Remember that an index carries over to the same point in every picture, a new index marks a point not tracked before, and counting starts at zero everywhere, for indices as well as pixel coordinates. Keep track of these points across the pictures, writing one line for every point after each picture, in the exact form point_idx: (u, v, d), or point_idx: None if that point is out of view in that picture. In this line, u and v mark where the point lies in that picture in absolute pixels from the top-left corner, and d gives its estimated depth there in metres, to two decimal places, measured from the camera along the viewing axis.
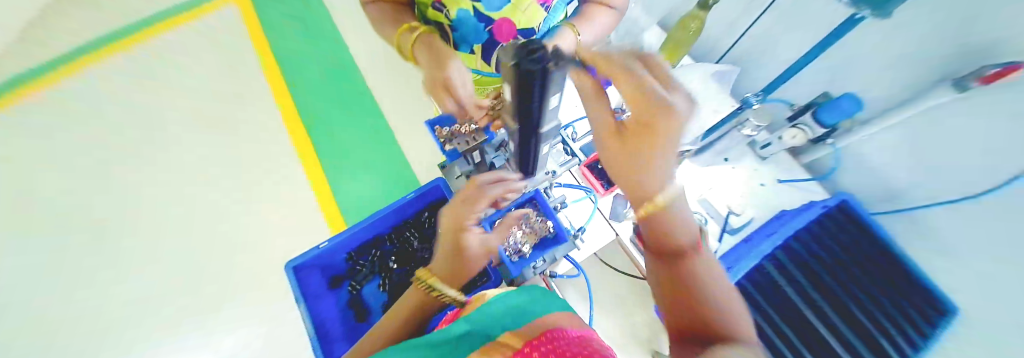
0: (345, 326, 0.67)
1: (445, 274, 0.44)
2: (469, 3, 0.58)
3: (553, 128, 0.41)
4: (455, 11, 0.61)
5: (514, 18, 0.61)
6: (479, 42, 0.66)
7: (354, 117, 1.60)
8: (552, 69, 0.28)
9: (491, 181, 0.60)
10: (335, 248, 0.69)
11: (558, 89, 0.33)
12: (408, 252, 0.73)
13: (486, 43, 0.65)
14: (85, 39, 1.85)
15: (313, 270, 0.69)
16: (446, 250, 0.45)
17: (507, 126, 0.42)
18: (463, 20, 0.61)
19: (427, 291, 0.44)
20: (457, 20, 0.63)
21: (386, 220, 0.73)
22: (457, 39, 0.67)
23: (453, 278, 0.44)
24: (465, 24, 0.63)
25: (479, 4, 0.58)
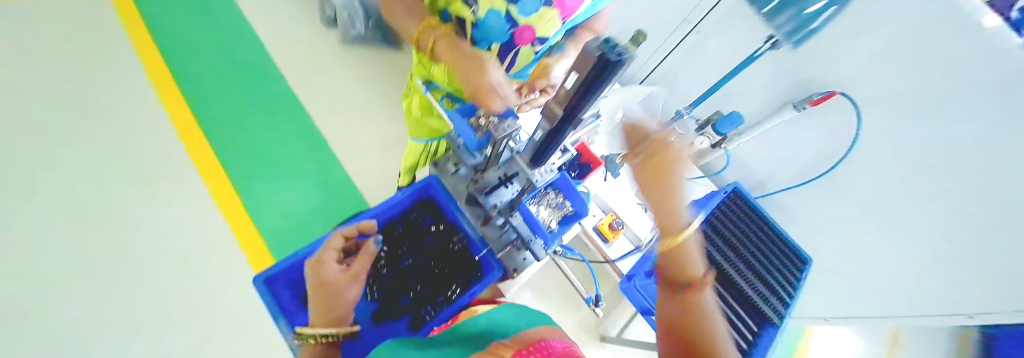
0: None
1: (327, 319, 0.50)
2: (503, 3, 0.56)
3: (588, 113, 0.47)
4: (482, 10, 0.57)
5: (535, 25, 0.60)
6: (501, 41, 0.63)
7: (286, 135, 1.51)
8: (623, 64, 0.35)
9: (500, 176, 0.62)
10: (315, 251, 0.64)
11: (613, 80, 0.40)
12: (396, 255, 0.70)
13: (499, 44, 0.63)
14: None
15: (282, 284, 0.62)
16: (316, 296, 0.51)
17: (555, 105, 0.46)
18: (488, 19, 0.58)
19: (317, 340, 0.47)
20: (480, 19, 0.59)
21: (367, 222, 0.69)
22: (473, 37, 0.63)
23: (336, 321, 0.50)
24: (491, 26, 0.59)
25: (513, 6, 0.56)
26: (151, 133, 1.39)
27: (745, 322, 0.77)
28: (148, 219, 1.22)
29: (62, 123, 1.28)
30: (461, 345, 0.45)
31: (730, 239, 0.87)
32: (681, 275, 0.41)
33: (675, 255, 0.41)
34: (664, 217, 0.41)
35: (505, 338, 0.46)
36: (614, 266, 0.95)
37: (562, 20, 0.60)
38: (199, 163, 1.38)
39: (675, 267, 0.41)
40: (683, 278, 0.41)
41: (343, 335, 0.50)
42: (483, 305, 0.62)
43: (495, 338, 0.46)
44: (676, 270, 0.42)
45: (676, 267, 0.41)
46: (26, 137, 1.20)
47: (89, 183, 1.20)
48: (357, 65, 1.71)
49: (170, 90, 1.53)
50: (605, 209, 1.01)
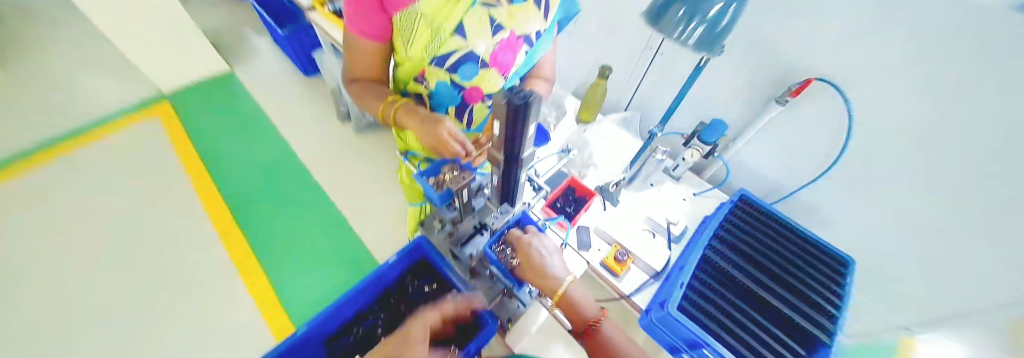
0: None
1: None
2: (447, 76, 0.72)
3: (530, 154, 0.50)
4: (434, 83, 0.74)
5: (479, 86, 0.76)
6: (454, 104, 0.80)
7: (307, 215, 1.62)
8: (530, 104, 0.39)
9: (474, 225, 0.66)
10: (314, 331, 0.67)
11: (535, 119, 0.43)
12: (394, 322, 0.72)
13: (454, 106, 0.80)
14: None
15: None
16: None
17: (497, 151, 0.49)
18: (441, 88, 0.74)
19: None
20: (435, 89, 0.76)
21: (363, 292, 0.72)
22: (432, 104, 0.81)
23: None
24: (442, 93, 0.76)
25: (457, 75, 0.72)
26: (191, 236, 1.54)
27: (791, 346, 0.67)
28: (192, 319, 1.34)
29: (130, 244, 1.52)
30: None
31: (748, 253, 0.81)
32: (580, 312, 0.60)
33: (572, 306, 0.60)
34: (550, 282, 0.59)
35: None
36: (631, 302, 0.88)
37: (500, 76, 0.76)
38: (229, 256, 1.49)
39: (577, 310, 0.60)
40: (584, 313, 0.60)
41: None
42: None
43: None
44: (578, 310, 0.60)
45: (578, 310, 0.60)
46: (109, 263, 1.46)
47: (152, 294, 1.39)
48: (370, 148, 1.91)
49: (206, 197, 1.66)
50: (610, 240, 0.96)
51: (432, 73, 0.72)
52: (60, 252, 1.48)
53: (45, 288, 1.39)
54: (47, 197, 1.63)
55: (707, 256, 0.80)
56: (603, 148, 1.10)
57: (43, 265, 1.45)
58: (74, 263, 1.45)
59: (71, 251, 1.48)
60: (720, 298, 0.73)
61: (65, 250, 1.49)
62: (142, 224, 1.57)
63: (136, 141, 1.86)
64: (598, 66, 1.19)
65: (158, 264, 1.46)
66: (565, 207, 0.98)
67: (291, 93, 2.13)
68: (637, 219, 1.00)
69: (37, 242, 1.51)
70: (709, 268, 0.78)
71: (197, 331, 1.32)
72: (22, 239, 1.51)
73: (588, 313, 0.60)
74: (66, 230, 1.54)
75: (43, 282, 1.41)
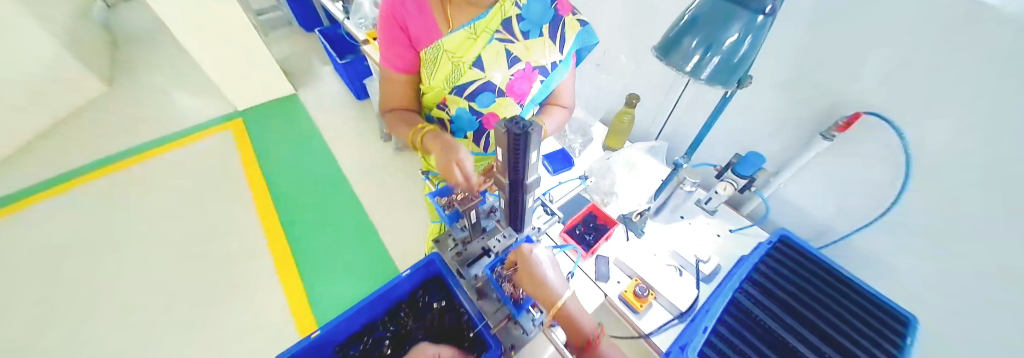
0: None
1: None
2: (466, 103, 0.79)
3: (536, 182, 0.51)
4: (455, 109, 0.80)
5: (496, 112, 0.82)
6: (472, 129, 0.86)
7: (343, 226, 1.74)
8: (530, 134, 0.40)
9: (483, 246, 0.67)
10: (327, 335, 0.70)
11: (537, 148, 0.44)
12: (401, 336, 0.74)
13: (473, 131, 0.85)
14: (93, 158, 2.12)
15: None
16: None
17: (503, 178, 0.51)
18: (460, 115, 0.81)
19: None
20: (455, 115, 0.82)
21: (376, 302, 0.75)
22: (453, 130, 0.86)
23: None
24: (462, 119, 0.82)
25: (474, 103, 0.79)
26: (244, 236, 1.72)
27: None
28: (233, 312, 1.47)
29: (195, 237, 1.73)
30: None
31: (790, 304, 0.71)
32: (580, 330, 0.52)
33: (570, 324, 0.52)
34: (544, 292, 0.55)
35: None
36: (651, 343, 0.81)
37: (517, 103, 0.81)
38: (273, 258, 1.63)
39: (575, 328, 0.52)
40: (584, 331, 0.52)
41: None
42: None
43: None
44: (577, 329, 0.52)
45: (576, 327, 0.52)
46: (176, 253, 1.67)
47: (205, 285, 1.55)
48: (406, 166, 2.04)
49: (262, 203, 1.85)
50: (631, 274, 0.90)
51: (452, 100, 0.79)
52: (141, 243, 1.71)
53: (123, 276, 1.60)
54: (139, 196, 1.92)
55: (736, 297, 0.72)
56: (631, 177, 1.02)
57: (125, 253, 1.68)
58: (149, 255, 1.67)
59: (149, 244, 1.71)
60: (747, 348, 0.65)
61: (144, 242, 1.72)
62: (206, 224, 1.78)
63: (213, 150, 2.15)
64: (625, 96, 1.19)
65: (213, 258, 1.64)
66: (586, 235, 0.96)
67: (344, 114, 2.36)
68: (661, 253, 0.95)
69: (124, 234, 1.75)
70: (742, 315, 0.70)
71: (234, 324, 1.44)
72: (114, 229, 1.77)
73: (585, 327, 0.51)
74: (148, 225, 1.79)
75: (122, 269, 1.62)
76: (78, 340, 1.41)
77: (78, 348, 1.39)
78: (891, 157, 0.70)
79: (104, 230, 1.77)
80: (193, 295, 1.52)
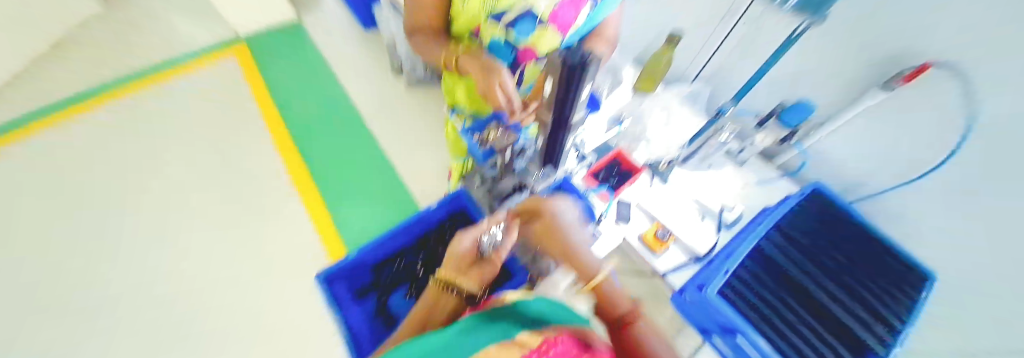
0: (373, 332, 0.70)
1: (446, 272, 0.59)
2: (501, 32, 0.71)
3: (582, 117, 0.47)
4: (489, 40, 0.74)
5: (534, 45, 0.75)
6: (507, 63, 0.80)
7: (360, 159, 1.74)
8: (589, 65, 0.35)
9: (515, 185, 0.69)
10: (364, 256, 0.75)
11: (592, 80, 0.39)
12: (433, 259, 0.79)
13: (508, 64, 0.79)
14: (101, 80, 2.07)
15: (339, 283, 0.74)
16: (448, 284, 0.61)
17: (545, 113, 0.47)
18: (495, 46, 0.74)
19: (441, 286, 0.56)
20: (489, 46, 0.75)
21: (408, 229, 0.79)
22: None
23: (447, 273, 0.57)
24: (496, 49, 0.76)
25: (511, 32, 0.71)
26: (263, 164, 1.75)
27: (838, 351, 0.64)
28: (261, 233, 1.55)
29: (215, 164, 1.76)
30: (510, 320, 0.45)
31: (809, 256, 0.77)
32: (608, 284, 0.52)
33: (603, 301, 0.50)
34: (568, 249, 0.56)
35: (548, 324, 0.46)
36: (666, 280, 0.86)
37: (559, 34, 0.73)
38: (294, 187, 1.67)
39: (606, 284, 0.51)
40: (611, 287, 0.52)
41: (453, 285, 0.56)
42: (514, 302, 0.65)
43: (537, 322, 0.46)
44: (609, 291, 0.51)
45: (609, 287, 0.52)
46: (200, 178, 1.71)
47: (232, 208, 1.62)
48: (421, 104, 1.97)
49: (279, 137, 1.84)
50: (653, 217, 0.92)
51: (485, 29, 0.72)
52: (163, 173, 1.73)
53: (150, 203, 1.64)
54: (154, 126, 1.89)
55: (761, 241, 0.75)
56: (661, 123, 1.01)
57: (150, 182, 1.70)
58: (173, 185, 1.69)
59: (171, 173, 1.73)
60: (763, 292, 0.71)
61: (167, 172, 1.74)
62: (226, 156, 1.78)
63: (222, 76, 2.08)
64: (666, 31, 1.08)
65: (236, 184, 1.69)
66: (607, 180, 0.92)
67: (354, 44, 2.23)
68: (684, 199, 0.95)
69: (145, 163, 1.76)
70: (762, 261, 0.74)
71: (263, 244, 1.52)
72: (134, 158, 1.78)
73: (620, 307, 0.48)
74: (167, 155, 1.79)
75: (150, 197, 1.66)
76: (121, 256, 1.50)
77: (121, 262, 1.49)
78: (950, 119, 0.64)
79: (124, 158, 1.77)
80: (223, 217, 1.60)
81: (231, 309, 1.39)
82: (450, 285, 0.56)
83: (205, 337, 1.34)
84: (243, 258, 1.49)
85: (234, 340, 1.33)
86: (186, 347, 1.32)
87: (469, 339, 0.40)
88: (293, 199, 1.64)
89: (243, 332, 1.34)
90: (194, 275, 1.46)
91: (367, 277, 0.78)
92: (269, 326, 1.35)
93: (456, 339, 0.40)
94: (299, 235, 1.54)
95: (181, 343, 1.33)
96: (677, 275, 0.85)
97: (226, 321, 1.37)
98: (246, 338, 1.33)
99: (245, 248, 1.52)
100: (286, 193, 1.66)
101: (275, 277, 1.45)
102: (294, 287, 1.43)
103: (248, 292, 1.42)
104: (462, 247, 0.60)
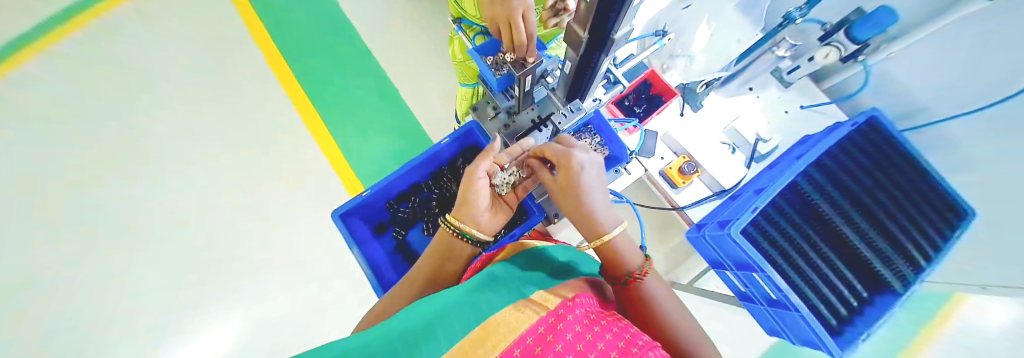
0: (393, 264, 0.77)
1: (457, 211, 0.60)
2: None
3: (625, 34, 0.38)
4: None
5: None
6: None
7: (361, 80, 1.62)
8: None
9: (533, 117, 0.64)
10: (377, 196, 0.76)
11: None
12: (446, 197, 0.79)
13: None
14: None
15: (357, 220, 0.78)
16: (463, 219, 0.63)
17: (577, 29, 0.37)
18: None
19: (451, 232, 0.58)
20: None
21: (419, 167, 0.77)
22: None
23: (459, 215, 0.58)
24: None
25: None
26: (251, 80, 1.59)
27: (853, 286, 0.62)
28: (260, 153, 1.47)
29: (193, 76, 1.57)
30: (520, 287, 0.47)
31: (850, 188, 0.68)
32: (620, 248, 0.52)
33: (615, 258, 0.51)
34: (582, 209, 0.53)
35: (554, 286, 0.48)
36: (682, 213, 0.86)
37: None
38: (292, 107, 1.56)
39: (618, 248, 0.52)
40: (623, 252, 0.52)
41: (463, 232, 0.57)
42: (531, 239, 0.67)
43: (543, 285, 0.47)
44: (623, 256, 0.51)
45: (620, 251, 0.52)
46: (178, 91, 1.54)
47: (222, 125, 1.50)
48: (419, 17, 1.74)
49: (267, 51, 1.65)
50: (678, 150, 0.86)
51: None
52: (136, 86, 1.51)
53: (126, 118, 1.45)
54: (104, 26, 1.58)
55: (798, 177, 0.69)
56: (706, 36, 0.85)
57: (119, 95, 1.48)
58: (150, 99, 1.50)
59: (145, 87, 1.52)
60: (787, 228, 0.67)
61: (138, 84, 1.52)
62: (208, 70, 1.58)
63: None
64: None
65: (223, 101, 1.54)
66: (635, 108, 0.88)
67: None
68: (716, 129, 0.87)
69: (106, 73, 1.51)
70: (793, 196, 0.69)
71: (264, 164, 1.45)
72: (88, 65, 1.50)
73: (630, 267, 0.50)
74: (133, 65, 1.54)
75: (124, 112, 1.46)
76: (91, 168, 1.35)
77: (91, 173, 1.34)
78: None
79: (75, 65, 1.49)
80: (212, 134, 1.48)
81: (237, 226, 1.35)
82: (461, 234, 0.58)
83: (209, 252, 1.31)
84: (243, 177, 1.42)
85: (246, 254, 1.33)
86: (190, 259, 1.29)
87: (491, 295, 0.43)
88: (292, 120, 1.54)
89: (254, 247, 1.34)
90: (196, 196, 1.37)
91: (385, 216, 0.84)
92: (282, 243, 1.36)
93: (477, 295, 0.43)
94: (303, 157, 1.49)
95: (198, 263, 1.29)
96: (694, 209, 0.84)
97: (231, 238, 1.34)
98: (258, 253, 1.33)
99: (244, 167, 1.44)
100: (283, 114, 1.55)
101: (281, 197, 1.42)
102: (304, 208, 1.42)
103: (254, 210, 1.38)
104: (478, 200, 0.57)
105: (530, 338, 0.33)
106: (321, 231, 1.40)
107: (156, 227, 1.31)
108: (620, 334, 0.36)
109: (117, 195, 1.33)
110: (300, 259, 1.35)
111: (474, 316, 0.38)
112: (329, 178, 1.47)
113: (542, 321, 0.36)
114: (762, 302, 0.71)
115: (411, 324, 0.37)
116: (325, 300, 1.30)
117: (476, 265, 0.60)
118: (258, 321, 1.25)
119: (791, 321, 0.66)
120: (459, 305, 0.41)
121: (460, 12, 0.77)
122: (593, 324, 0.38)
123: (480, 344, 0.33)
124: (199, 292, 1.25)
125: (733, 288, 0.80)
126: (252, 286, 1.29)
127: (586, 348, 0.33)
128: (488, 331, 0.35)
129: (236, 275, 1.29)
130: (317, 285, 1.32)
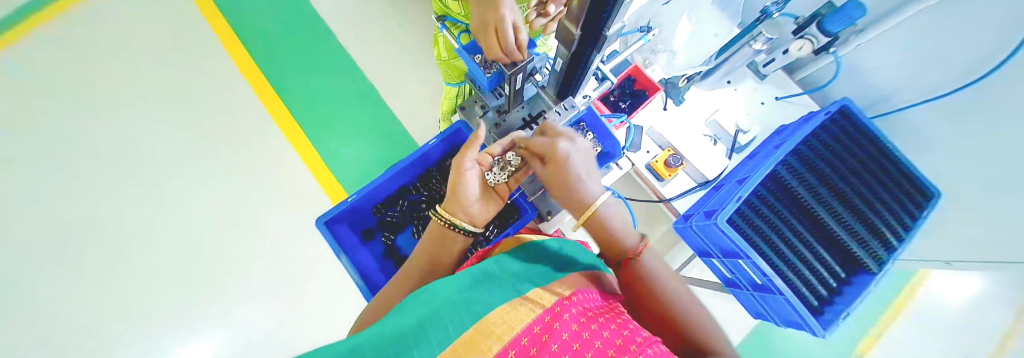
0: (384, 270, 0.77)
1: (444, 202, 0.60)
2: None
3: (619, 29, 0.37)
4: None
5: None
6: None
7: (337, 77, 1.57)
8: None
9: (524, 116, 0.65)
10: (363, 200, 0.74)
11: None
12: (435, 198, 0.78)
13: None
14: None
15: (344, 229, 0.76)
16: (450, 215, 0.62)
17: (571, 27, 0.37)
18: None
19: (442, 224, 0.57)
20: None
21: (407, 168, 0.76)
22: None
23: (445, 206, 0.59)
24: None
25: None
26: (214, 80, 1.50)
27: (832, 268, 0.66)
28: (228, 155, 1.39)
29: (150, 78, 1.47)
30: (514, 282, 0.45)
31: (826, 175, 0.71)
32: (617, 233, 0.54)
33: (604, 228, 0.54)
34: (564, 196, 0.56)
35: (548, 280, 0.46)
36: (670, 205, 0.88)
37: None
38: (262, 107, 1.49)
39: (611, 236, 0.54)
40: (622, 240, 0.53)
41: (452, 224, 0.57)
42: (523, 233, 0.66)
43: (537, 281, 0.45)
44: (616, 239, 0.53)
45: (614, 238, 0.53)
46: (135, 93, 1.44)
47: (184, 129, 1.42)
48: (400, 12, 1.67)
49: (233, 51, 1.56)
50: (663, 144, 0.88)
51: None
52: (94, 89, 1.42)
53: (85, 125, 1.36)
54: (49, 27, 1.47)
55: (781, 168, 0.72)
56: (685, 30, 0.88)
57: (77, 100, 1.39)
58: (107, 103, 1.41)
59: (98, 90, 1.42)
60: (767, 216, 0.70)
61: (92, 89, 1.42)
62: (169, 72, 1.49)
63: None
64: None
65: (185, 102, 1.45)
66: (620, 102, 0.88)
67: None
68: (698, 121, 0.90)
69: (55, 76, 1.41)
70: (775, 186, 0.72)
71: (233, 167, 1.38)
72: (38, 71, 1.41)
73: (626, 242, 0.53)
74: (85, 68, 1.44)
75: (74, 117, 1.36)
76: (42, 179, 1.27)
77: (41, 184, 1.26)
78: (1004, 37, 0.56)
79: (27, 69, 1.40)
80: (174, 138, 1.40)
81: (206, 234, 1.29)
82: (452, 226, 0.57)
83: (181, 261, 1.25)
84: (211, 181, 1.35)
85: (218, 262, 1.26)
86: (160, 270, 1.23)
87: (485, 293, 0.41)
88: (262, 120, 1.46)
89: (227, 254, 1.27)
90: (162, 205, 1.30)
91: (372, 221, 0.83)
92: (256, 249, 1.29)
93: (470, 292, 0.41)
94: (277, 158, 1.42)
95: (171, 276, 1.23)
96: (678, 197, 0.86)
97: (204, 245, 1.27)
98: (231, 259, 1.27)
99: (211, 171, 1.37)
100: (253, 114, 1.47)
101: (252, 201, 1.35)
102: (279, 210, 1.35)
103: (225, 216, 1.31)
104: (467, 191, 0.57)
105: (526, 339, 0.32)
106: (300, 234, 1.34)
107: (122, 238, 1.25)
108: (619, 329, 0.33)
109: (75, 205, 1.25)
110: (279, 263, 1.29)
111: (466, 313, 0.36)
112: (306, 178, 1.41)
113: (539, 319, 0.34)
114: (749, 288, 0.74)
115: (401, 324, 0.35)
116: (305, 307, 1.25)
117: (471, 260, 0.60)
118: (235, 328, 1.19)
119: (775, 304, 0.69)
120: (451, 303, 0.38)
121: (443, 9, 0.76)
122: (591, 320, 0.35)
123: (473, 347, 0.31)
124: (175, 306, 1.20)
125: (721, 274, 0.83)
126: (226, 294, 1.23)
127: (584, 347, 0.30)
128: (482, 331, 0.33)
129: (209, 283, 1.23)
130: (299, 289, 1.27)
